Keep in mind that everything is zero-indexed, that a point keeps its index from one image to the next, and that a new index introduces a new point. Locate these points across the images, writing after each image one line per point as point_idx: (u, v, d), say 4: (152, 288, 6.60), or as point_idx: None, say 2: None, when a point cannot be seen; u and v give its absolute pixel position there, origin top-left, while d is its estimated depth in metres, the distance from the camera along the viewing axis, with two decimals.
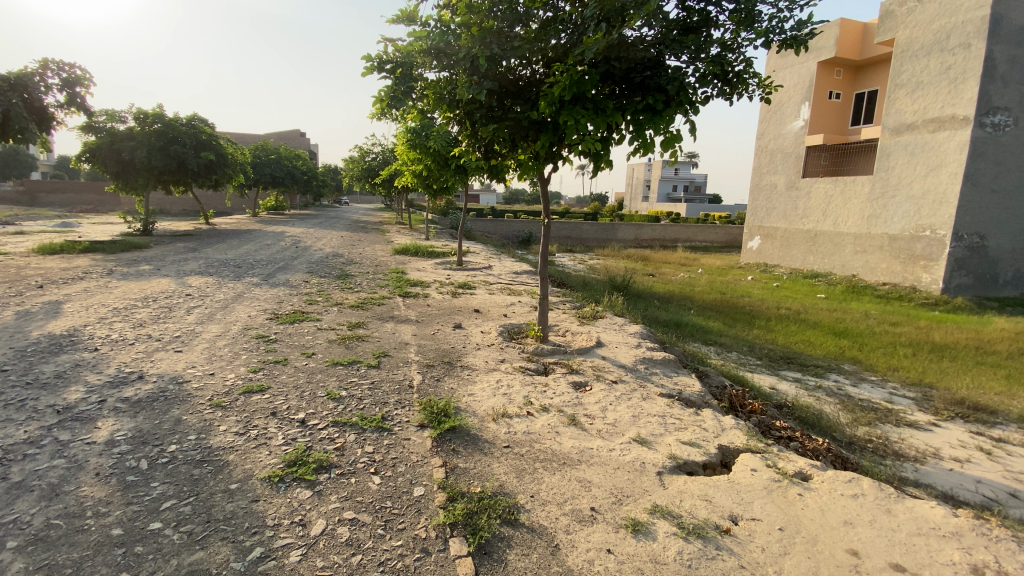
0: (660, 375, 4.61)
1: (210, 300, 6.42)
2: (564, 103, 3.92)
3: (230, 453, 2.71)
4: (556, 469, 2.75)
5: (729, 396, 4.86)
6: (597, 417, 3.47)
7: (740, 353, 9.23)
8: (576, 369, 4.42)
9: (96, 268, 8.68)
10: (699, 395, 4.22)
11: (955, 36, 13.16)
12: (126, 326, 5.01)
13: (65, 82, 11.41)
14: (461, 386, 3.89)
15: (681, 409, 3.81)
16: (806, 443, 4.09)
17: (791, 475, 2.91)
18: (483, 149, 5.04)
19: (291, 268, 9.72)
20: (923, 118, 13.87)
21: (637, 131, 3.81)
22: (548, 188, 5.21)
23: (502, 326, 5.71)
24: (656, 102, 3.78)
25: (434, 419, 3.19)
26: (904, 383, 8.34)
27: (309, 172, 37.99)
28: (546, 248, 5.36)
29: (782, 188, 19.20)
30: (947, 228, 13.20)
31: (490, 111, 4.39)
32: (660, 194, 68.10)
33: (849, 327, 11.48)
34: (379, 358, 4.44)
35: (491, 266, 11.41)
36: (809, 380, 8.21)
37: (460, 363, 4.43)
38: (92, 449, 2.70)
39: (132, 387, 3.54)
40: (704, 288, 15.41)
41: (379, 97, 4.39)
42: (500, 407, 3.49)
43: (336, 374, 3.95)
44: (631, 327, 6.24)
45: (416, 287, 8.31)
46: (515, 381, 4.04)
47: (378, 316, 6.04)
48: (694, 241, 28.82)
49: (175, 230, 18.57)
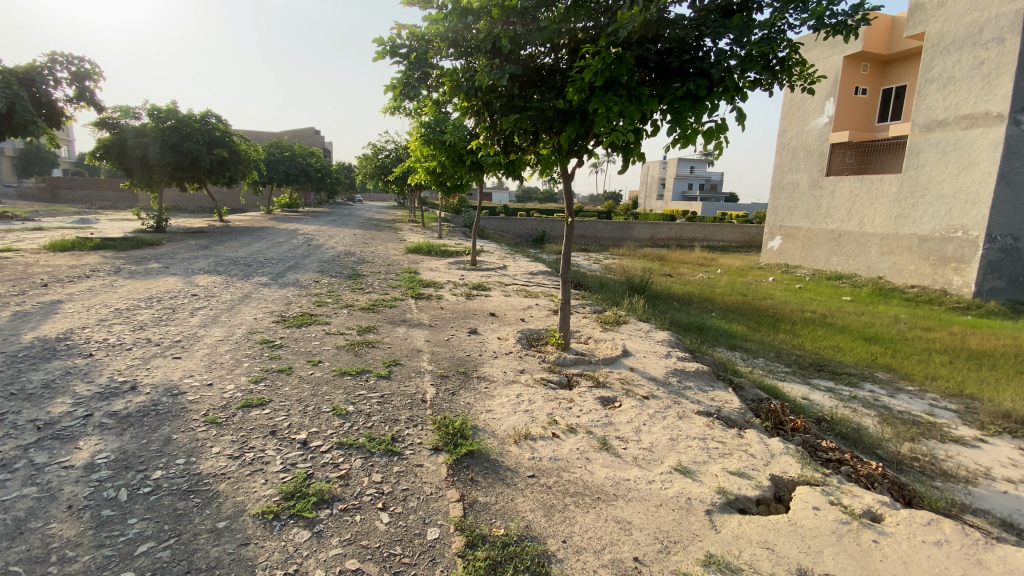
0: (695, 390, 4.22)
1: (217, 300, 6.16)
2: (594, 90, 3.55)
3: (221, 482, 2.40)
4: (589, 506, 2.40)
5: (766, 411, 4.50)
6: (630, 440, 3.11)
7: (767, 359, 8.79)
8: (603, 382, 4.05)
9: (104, 266, 8.50)
10: (738, 413, 3.84)
11: (988, 30, 12.51)
12: (125, 330, 4.76)
13: (75, 76, 11.30)
14: (478, 401, 3.54)
15: (722, 431, 3.44)
16: (857, 468, 3.71)
17: (860, 515, 2.55)
18: (503, 142, 4.67)
19: (302, 267, 9.48)
20: (955, 114, 13.23)
21: (677, 119, 3.43)
22: (571, 186, 4.82)
23: (520, 331, 5.36)
24: (698, 88, 3.41)
25: (449, 441, 2.86)
26: (943, 394, 7.82)
27: (323, 169, 37.96)
28: (567, 249, 4.94)
29: (805, 187, 18.56)
30: (980, 229, 12.60)
31: (512, 101, 4.03)
32: (675, 193, 67.17)
33: (880, 332, 10.93)
34: (389, 367, 4.11)
35: (506, 267, 11.06)
36: (842, 390, 7.74)
37: (476, 374, 4.09)
38: (69, 475, 2.43)
39: (122, 399, 3.26)
40: (725, 288, 14.94)
41: (392, 84, 4.05)
42: (522, 427, 3.14)
43: (342, 387, 3.63)
44: (657, 333, 5.85)
45: (429, 288, 8.00)
46: (538, 395, 3.69)
47: (389, 320, 5.73)
48: (711, 241, 28.20)
49: (189, 227, 18.55)
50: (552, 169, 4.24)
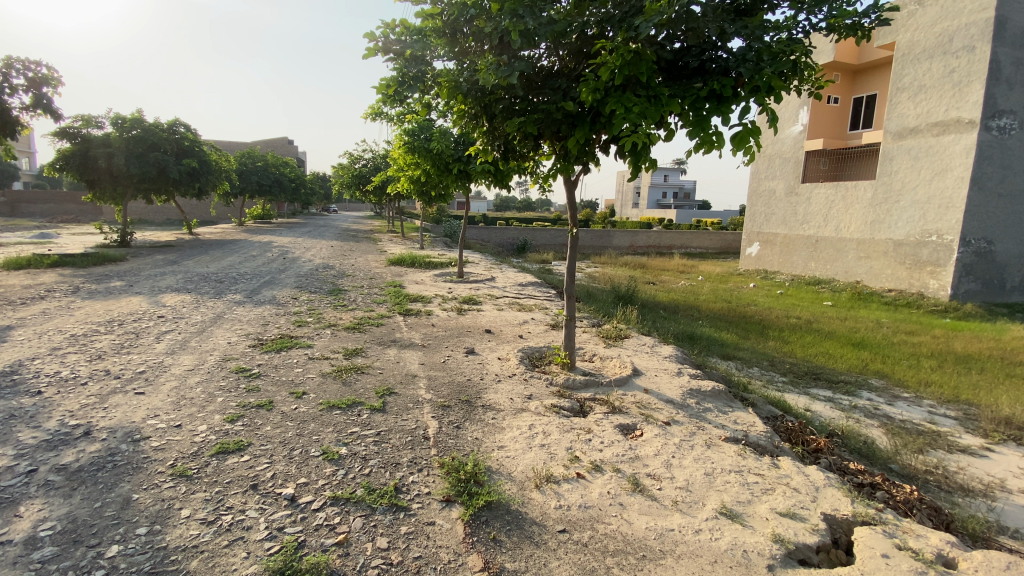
0: (716, 412, 3.91)
1: (186, 323, 5.63)
2: (609, 90, 3.26)
3: (193, 559, 1.99)
4: (635, 568, 2.07)
5: (787, 430, 4.24)
6: (663, 477, 2.79)
7: (762, 369, 8.60)
8: (619, 408, 3.70)
9: (61, 286, 7.82)
10: (766, 437, 3.54)
11: (957, 38, 12.79)
12: (81, 360, 4.23)
13: (32, 82, 10.58)
14: (487, 435, 3.16)
15: (756, 461, 3.14)
16: (894, 493, 3.45)
17: (933, 562, 2.28)
18: (503, 149, 4.32)
19: (279, 283, 8.94)
20: (927, 121, 13.47)
21: (701, 122, 3.13)
22: (575, 196, 4.49)
23: (521, 350, 5.00)
24: (722, 87, 3.13)
25: (461, 490, 2.49)
26: (940, 400, 7.73)
27: (296, 180, 37.09)
28: (573, 261, 4.59)
29: (781, 194, 18.70)
30: (954, 233, 12.79)
31: (515, 103, 3.72)
32: (650, 200, 68.04)
33: (867, 337, 10.91)
34: (383, 398, 3.68)
35: (494, 278, 10.73)
36: (841, 400, 7.57)
37: (480, 403, 3.70)
38: (3, 555, 1.97)
39: (71, 450, 2.77)
40: (709, 295, 14.86)
41: (384, 84, 3.69)
42: (542, 466, 2.78)
43: (332, 424, 3.19)
44: (662, 348, 5.56)
45: (417, 303, 7.59)
46: (552, 426, 3.32)
47: (378, 341, 5.29)
48: (689, 248, 28.33)
49: (156, 241, 17.71)
50: (558, 176, 3.91)
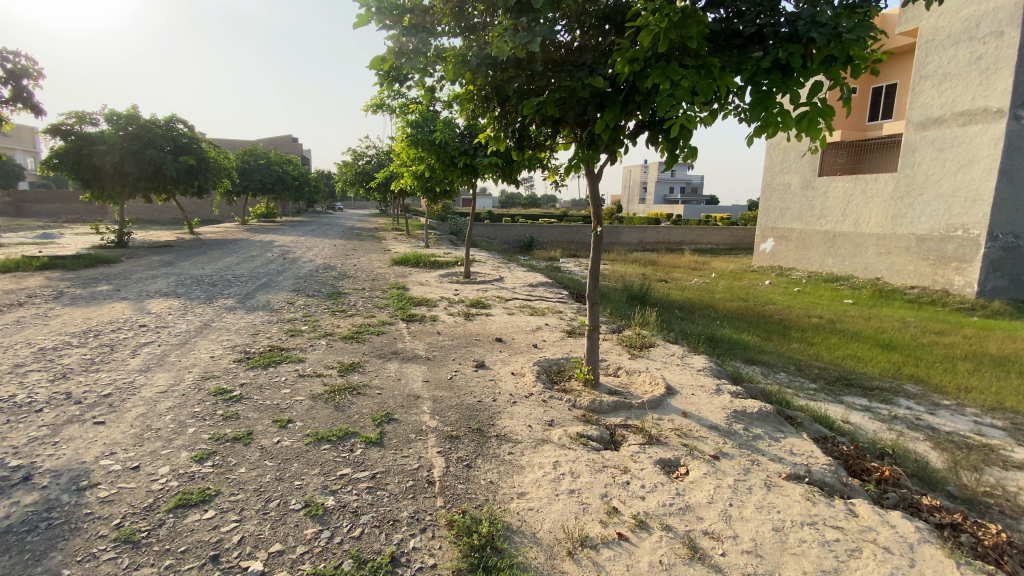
0: (767, 440, 3.36)
1: (168, 333, 5.14)
2: (650, 61, 2.71)
3: None
4: None
5: (843, 456, 3.67)
6: (724, 537, 2.25)
7: (789, 374, 8.06)
8: (657, 437, 3.17)
9: (44, 291, 7.39)
10: (830, 473, 3.00)
11: (984, 24, 12.08)
12: (42, 380, 3.75)
13: (11, 74, 10.16)
14: (505, 478, 2.63)
15: (830, 509, 2.58)
16: (980, 536, 2.83)
17: None
18: (517, 136, 3.79)
19: (275, 285, 8.46)
20: (951, 111, 12.78)
21: (761, 99, 2.55)
22: (598, 190, 3.94)
23: (537, 363, 4.47)
24: (790, 55, 2.51)
25: (474, 562, 1.98)
26: (984, 408, 7.10)
27: (301, 177, 36.76)
28: (596, 265, 4.03)
29: (796, 187, 17.98)
30: (980, 227, 12.13)
31: (534, 81, 3.16)
32: (657, 195, 67.37)
33: (895, 338, 10.25)
34: (381, 427, 3.16)
35: (503, 278, 10.20)
36: (879, 409, 6.94)
37: (495, 432, 3.16)
38: None
39: (2, 503, 2.27)
40: (724, 293, 14.27)
41: (380, 59, 3.11)
42: (574, 524, 2.27)
43: (319, 463, 2.68)
44: (693, 359, 5.03)
45: (422, 306, 7.11)
46: (580, 463, 2.80)
47: (378, 353, 4.78)
48: (698, 244, 27.70)
49: (156, 241, 17.33)
50: (583, 166, 3.34)
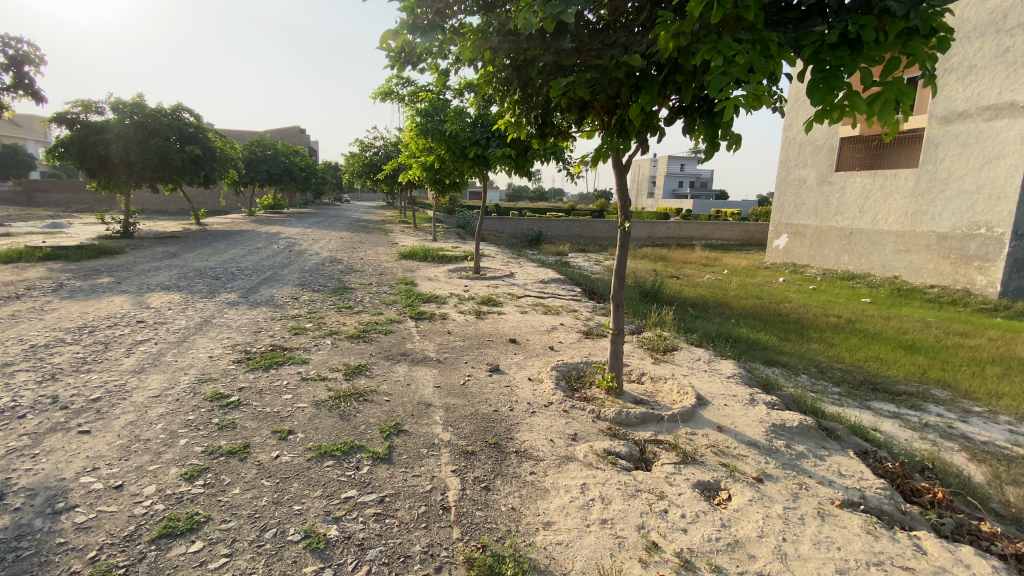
0: (811, 459, 3.05)
1: (166, 330, 4.90)
2: (698, 35, 2.39)
3: None
4: None
5: (888, 474, 3.35)
6: None
7: (810, 376, 7.72)
8: (693, 456, 2.88)
9: (43, 283, 7.18)
10: (887, 499, 2.68)
11: (1013, 15, 11.57)
12: (28, 381, 3.51)
13: (12, 60, 9.94)
14: (528, 503, 2.36)
15: (895, 546, 2.28)
16: None
17: None
18: (539, 122, 3.49)
19: (279, 279, 8.22)
20: (977, 105, 12.27)
21: (825, 77, 2.23)
22: (626, 183, 3.63)
23: (556, 368, 4.18)
24: (860, 26, 2.17)
25: None
26: (1018, 417, 6.72)
27: (308, 168, 36.57)
28: (622, 265, 3.74)
29: (812, 183, 17.48)
30: (1005, 226, 11.66)
31: (562, 61, 2.84)
32: (665, 189, 66.65)
33: (917, 340, 9.85)
34: (390, 441, 2.88)
35: (512, 274, 9.89)
36: (909, 416, 6.59)
37: (515, 449, 2.87)
38: None
39: None
40: (738, 291, 13.90)
41: (393, 35, 2.81)
42: (610, 563, 1.99)
43: (321, 483, 2.42)
44: (720, 363, 4.72)
45: (430, 303, 6.83)
46: (610, 487, 2.51)
47: (385, 354, 4.50)
48: (710, 240, 27.19)
49: (161, 231, 17.16)
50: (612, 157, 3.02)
